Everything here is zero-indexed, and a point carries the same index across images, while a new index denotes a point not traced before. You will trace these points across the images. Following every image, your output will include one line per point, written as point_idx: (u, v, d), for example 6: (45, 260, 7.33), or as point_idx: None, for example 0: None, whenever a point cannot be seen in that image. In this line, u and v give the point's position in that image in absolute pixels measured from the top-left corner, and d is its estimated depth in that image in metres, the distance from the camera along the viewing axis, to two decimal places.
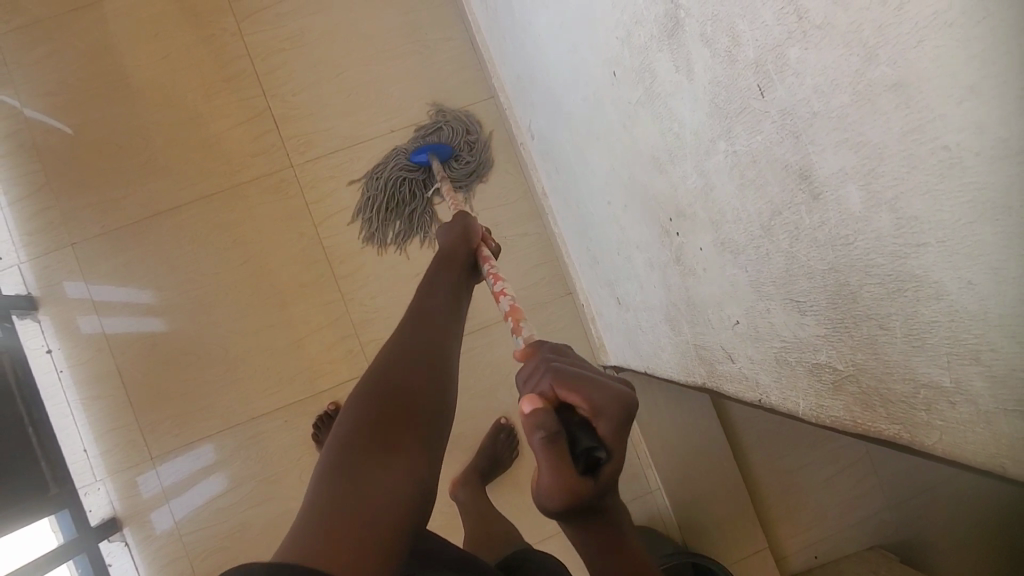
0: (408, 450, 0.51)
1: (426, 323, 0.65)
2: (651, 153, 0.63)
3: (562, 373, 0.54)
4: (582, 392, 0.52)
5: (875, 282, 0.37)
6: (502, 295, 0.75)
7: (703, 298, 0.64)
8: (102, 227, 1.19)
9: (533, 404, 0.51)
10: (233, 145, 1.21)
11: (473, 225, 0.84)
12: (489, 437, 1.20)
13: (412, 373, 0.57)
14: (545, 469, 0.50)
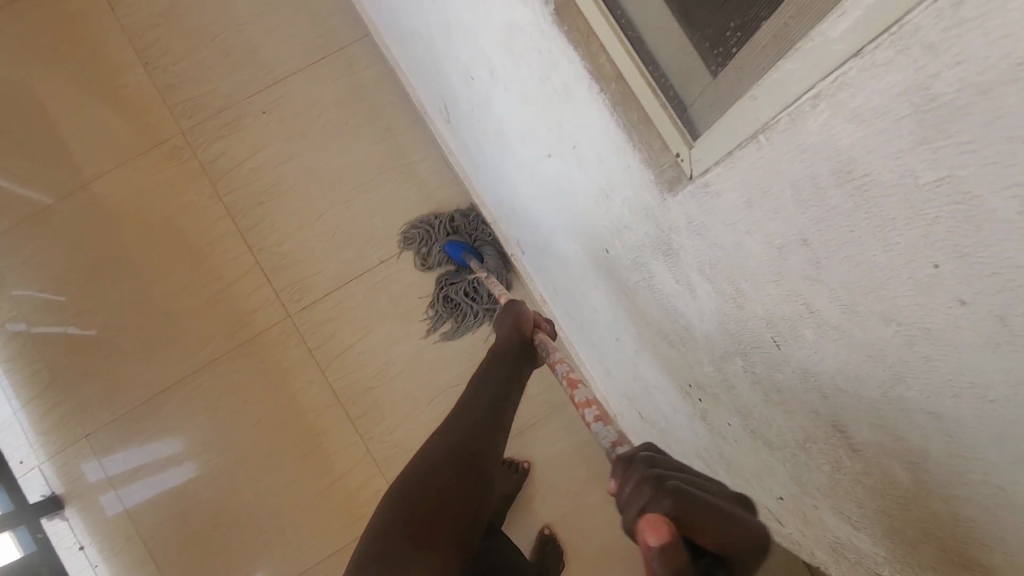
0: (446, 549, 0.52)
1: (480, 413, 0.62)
2: (659, 327, 0.62)
3: (687, 487, 0.37)
4: (708, 523, 0.35)
5: (937, 545, 0.36)
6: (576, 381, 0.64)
7: (739, 461, 0.62)
8: (111, 413, 1.18)
9: (652, 534, 0.34)
10: (227, 307, 1.20)
11: (527, 312, 0.75)
12: (536, 549, 1.16)
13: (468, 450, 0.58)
14: None
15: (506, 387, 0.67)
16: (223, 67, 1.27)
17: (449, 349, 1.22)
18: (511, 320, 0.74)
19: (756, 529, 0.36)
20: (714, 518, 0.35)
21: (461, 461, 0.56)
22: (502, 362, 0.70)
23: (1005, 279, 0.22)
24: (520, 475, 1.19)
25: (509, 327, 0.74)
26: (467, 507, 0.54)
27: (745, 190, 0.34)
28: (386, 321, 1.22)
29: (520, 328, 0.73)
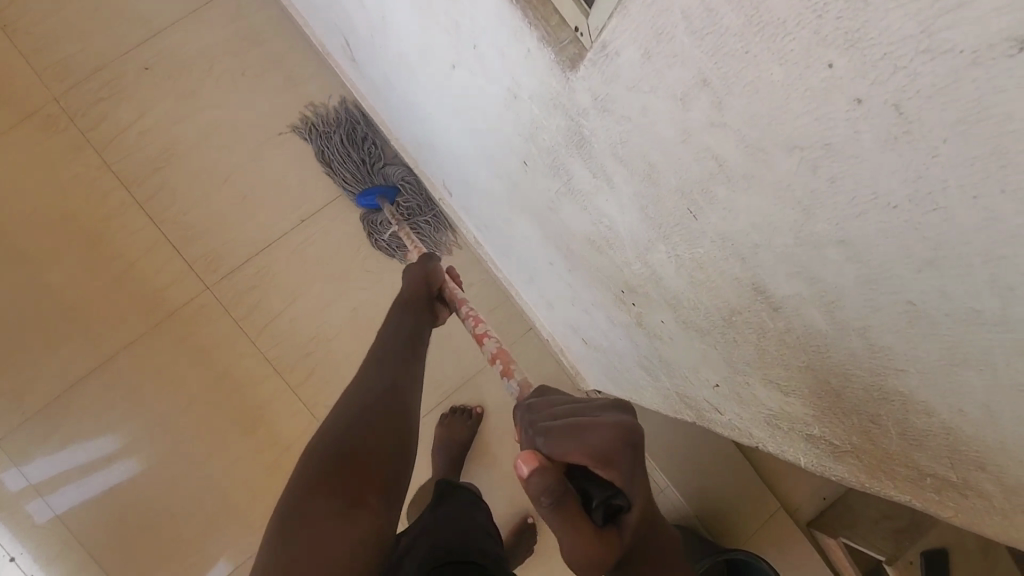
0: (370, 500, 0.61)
1: (394, 372, 0.72)
2: (585, 236, 0.61)
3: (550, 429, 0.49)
4: (578, 456, 0.47)
5: (859, 387, 0.37)
6: (484, 336, 0.74)
7: (676, 359, 0.63)
8: (20, 417, 1.07)
9: (530, 466, 0.46)
10: (137, 285, 1.11)
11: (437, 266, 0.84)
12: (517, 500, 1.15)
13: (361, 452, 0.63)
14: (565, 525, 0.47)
15: (405, 345, 0.76)
16: (91, 21, 1.13)
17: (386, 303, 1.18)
18: (421, 270, 0.84)
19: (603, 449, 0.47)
20: (569, 447, 0.47)
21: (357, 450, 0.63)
22: (411, 312, 0.81)
23: (896, 58, 0.21)
24: (476, 421, 1.15)
25: (417, 274, 0.84)
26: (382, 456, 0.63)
27: (641, 40, 0.32)
28: (315, 282, 1.16)
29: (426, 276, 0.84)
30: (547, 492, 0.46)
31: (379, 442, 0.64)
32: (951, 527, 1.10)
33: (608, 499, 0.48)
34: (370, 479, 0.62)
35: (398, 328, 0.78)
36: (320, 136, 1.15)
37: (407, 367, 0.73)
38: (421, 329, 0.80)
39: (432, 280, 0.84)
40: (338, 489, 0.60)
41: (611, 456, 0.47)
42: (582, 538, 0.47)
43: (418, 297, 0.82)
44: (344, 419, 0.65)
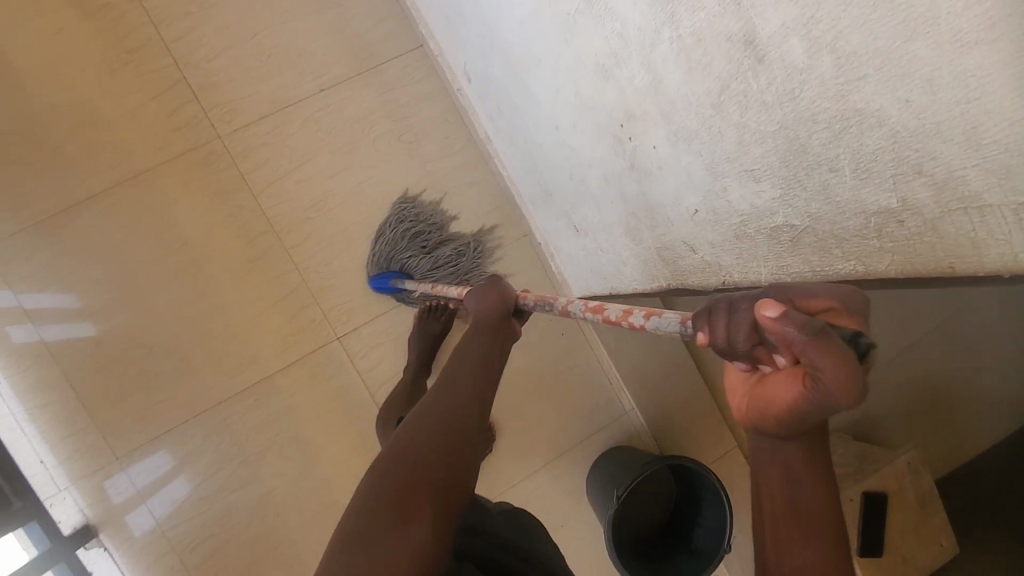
0: (425, 523, 0.50)
1: (468, 399, 0.58)
2: (595, 62, 0.65)
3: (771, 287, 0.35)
4: (821, 298, 0.34)
5: (825, 128, 0.41)
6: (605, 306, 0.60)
7: (661, 197, 0.67)
8: (17, 224, 1.10)
9: (775, 309, 0.33)
10: (151, 121, 1.14)
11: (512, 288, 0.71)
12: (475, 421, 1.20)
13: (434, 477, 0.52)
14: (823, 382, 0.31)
15: (485, 361, 0.63)
16: None
17: (389, 184, 1.22)
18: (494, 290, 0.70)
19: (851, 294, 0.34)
20: (816, 295, 0.34)
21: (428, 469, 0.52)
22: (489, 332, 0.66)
23: None
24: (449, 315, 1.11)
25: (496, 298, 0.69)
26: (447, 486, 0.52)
27: None
28: (324, 151, 1.20)
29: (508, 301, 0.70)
30: (812, 333, 0.31)
31: (447, 473, 0.53)
32: (896, 476, 1.12)
33: (858, 341, 0.32)
34: (434, 510, 0.51)
35: (476, 344, 0.64)
36: (407, 216, 1.20)
37: (486, 388, 0.60)
38: (501, 348, 0.66)
39: (508, 299, 0.70)
40: (397, 504, 0.49)
41: (855, 301, 0.34)
42: (840, 376, 0.31)
43: (497, 320, 0.68)
44: (416, 436, 0.54)
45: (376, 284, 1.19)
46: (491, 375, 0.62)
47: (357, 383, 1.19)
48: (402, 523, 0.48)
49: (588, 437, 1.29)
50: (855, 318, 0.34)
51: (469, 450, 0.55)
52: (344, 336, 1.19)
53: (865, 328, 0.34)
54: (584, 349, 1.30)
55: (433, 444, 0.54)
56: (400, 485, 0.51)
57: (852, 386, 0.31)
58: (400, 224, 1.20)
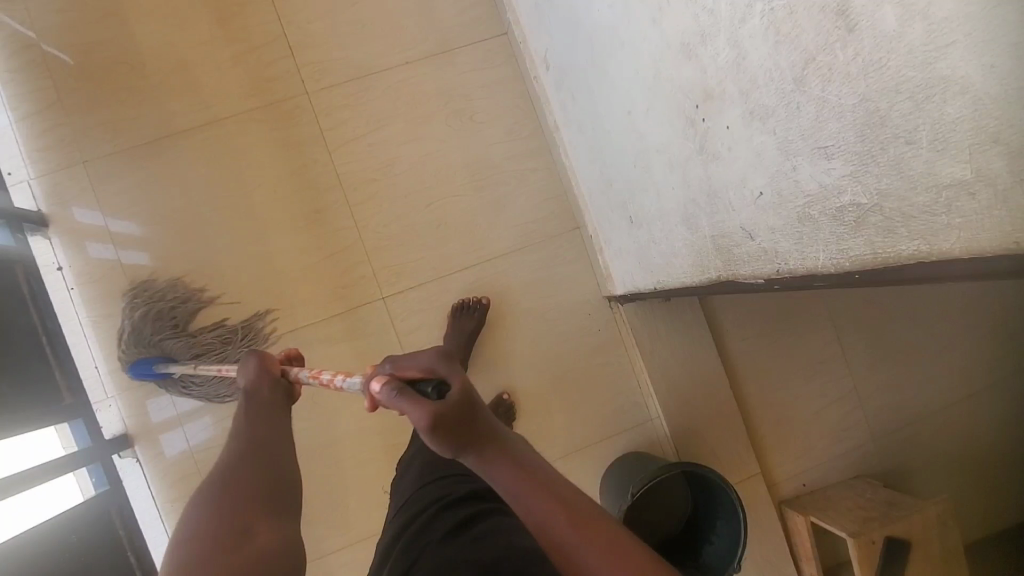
0: (266, 529, 0.54)
1: (260, 426, 0.67)
2: (681, 42, 0.68)
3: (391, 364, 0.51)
4: (410, 363, 0.50)
5: (907, 98, 0.42)
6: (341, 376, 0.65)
7: (725, 181, 0.68)
8: (113, 147, 1.19)
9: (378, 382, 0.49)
10: (247, 69, 1.22)
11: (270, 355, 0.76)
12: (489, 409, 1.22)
13: (250, 488, 0.58)
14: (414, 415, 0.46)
15: (272, 408, 0.71)
16: None
17: (454, 160, 1.26)
18: (258, 368, 0.74)
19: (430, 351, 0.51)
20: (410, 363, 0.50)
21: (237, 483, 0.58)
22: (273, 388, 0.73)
23: None
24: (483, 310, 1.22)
25: (254, 368, 0.74)
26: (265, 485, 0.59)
27: None
28: (398, 119, 1.25)
29: (264, 363, 0.75)
30: (394, 389, 0.47)
31: (260, 479, 0.59)
32: (923, 525, 1.11)
33: (436, 384, 0.48)
34: (261, 511, 0.56)
35: (252, 413, 0.69)
36: (140, 311, 1.16)
37: (276, 425, 0.68)
38: (282, 401, 0.74)
39: (271, 368, 0.75)
40: (239, 518, 0.54)
41: (434, 363, 0.50)
42: (421, 411, 0.46)
43: (265, 382, 0.73)
44: (229, 467, 0.61)
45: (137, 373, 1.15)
46: (272, 413, 0.70)
47: (394, 344, 1.24)
48: (241, 534, 0.52)
49: (609, 438, 1.29)
50: (441, 367, 0.50)
51: (284, 463, 0.63)
52: (389, 297, 1.24)
53: (449, 372, 0.49)
54: (618, 348, 1.29)
55: (254, 468, 0.61)
56: (229, 506, 0.55)
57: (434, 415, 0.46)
58: (148, 321, 1.16)
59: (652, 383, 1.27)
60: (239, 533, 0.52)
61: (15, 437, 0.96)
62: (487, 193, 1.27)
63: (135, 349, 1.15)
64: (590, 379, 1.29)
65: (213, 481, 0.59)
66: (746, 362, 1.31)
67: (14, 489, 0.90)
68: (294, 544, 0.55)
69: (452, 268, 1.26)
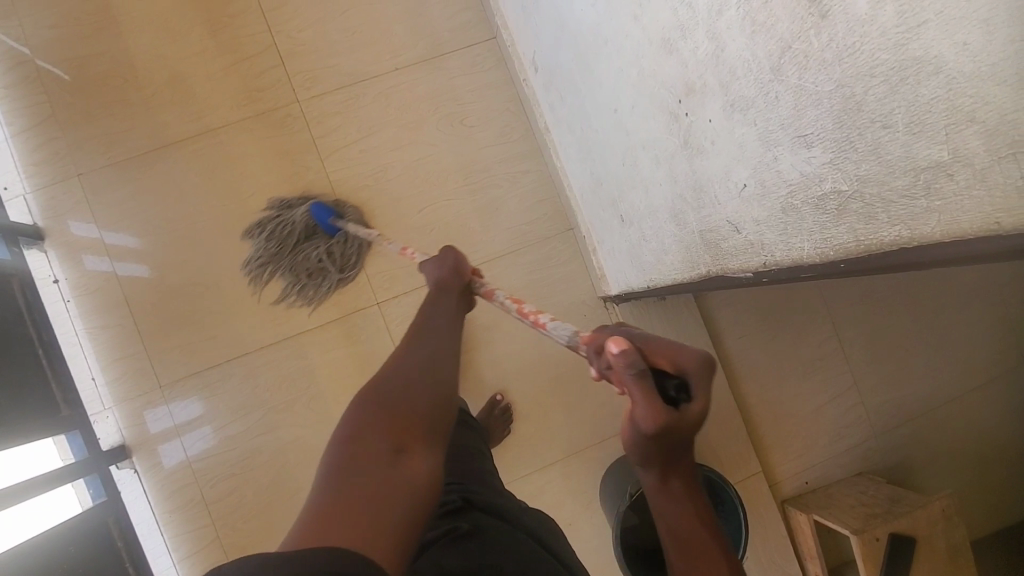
0: (421, 450, 0.47)
1: (439, 341, 0.60)
2: (662, 37, 0.68)
3: (642, 333, 0.42)
4: (664, 352, 0.39)
5: (881, 81, 0.41)
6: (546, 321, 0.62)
7: (710, 175, 0.68)
8: (108, 159, 1.20)
9: (618, 343, 0.39)
10: (239, 79, 1.23)
11: (463, 259, 0.80)
12: (485, 409, 1.22)
13: (403, 403, 0.50)
14: (636, 402, 0.38)
15: (447, 317, 0.67)
16: None
17: (447, 164, 1.27)
18: (446, 262, 0.78)
19: (696, 352, 0.38)
20: (667, 350, 0.39)
21: (407, 393, 0.51)
22: (449, 291, 0.74)
23: None
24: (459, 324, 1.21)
25: (449, 266, 0.77)
26: (429, 408, 0.51)
27: None
28: (390, 126, 1.26)
29: (455, 268, 0.78)
30: (632, 368, 0.38)
31: (428, 401, 0.51)
32: (928, 520, 1.10)
33: (679, 392, 0.39)
34: (416, 433, 0.48)
35: (440, 307, 0.69)
36: None
37: (441, 335, 0.61)
38: (460, 308, 0.74)
39: (462, 273, 0.78)
40: (392, 431, 0.47)
41: (687, 362, 0.39)
42: (645, 411, 0.38)
43: (448, 287, 0.75)
44: (395, 371, 0.54)
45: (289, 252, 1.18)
46: (453, 327, 0.65)
47: (390, 349, 1.22)
48: (394, 452, 0.45)
49: (608, 439, 1.27)
50: (695, 378, 0.39)
51: (446, 375, 0.56)
52: (384, 301, 1.23)
53: (699, 381, 0.38)
54: None
55: (420, 373, 0.54)
56: (380, 418, 0.48)
57: (666, 420, 0.38)
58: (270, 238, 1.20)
59: None
60: (391, 449, 0.45)
61: (11, 449, 0.97)
62: (480, 196, 1.27)
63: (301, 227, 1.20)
64: (588, 379, 1.28)
65: (374, 384, 0.52)
66: (745, 359, 1.30)
67: (11, 498, 0.91)
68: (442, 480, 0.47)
69: None
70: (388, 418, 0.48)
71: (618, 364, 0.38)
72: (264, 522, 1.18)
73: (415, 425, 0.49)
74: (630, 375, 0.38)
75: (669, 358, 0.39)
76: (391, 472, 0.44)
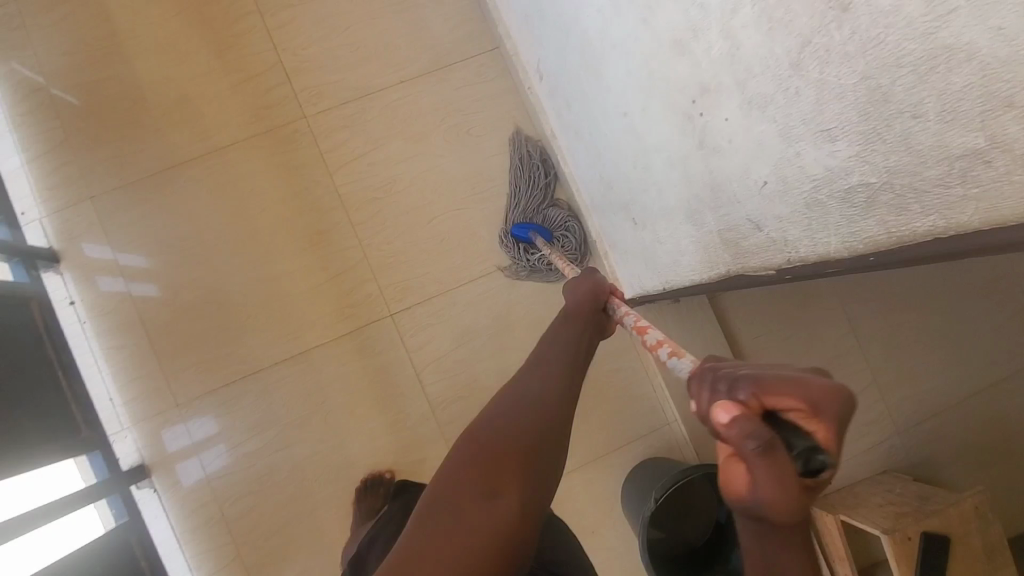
0: (517, 492, 0.47)
1: (567, 379, 0.60)
2: (672, 37, 0.67)
3: (759, 374, 0.38)
4: (790, 394, 0.36)
5: (908, 71, 0.41)
6: (652, 338, 0.69)
7: (727, 174, 0.67)
8: (119, 181, 1.21)
9: (727, 413, 0.37)
10: (247, 97, 1.23)
11: (604, 285, 0.81)
12: None
13: (506, 442, 0.50)
14: (759, 476, 0.35)
15: (574, 343, 0.68)
16: None
17: (456, 173, 1.26)
18: (588, 284, 0.81)
19: (827, 395, 0.35)
20: (788, 395, 0.36)
21: (512, 431, 0.51)
22: (583, 317, 0.76)
23: None
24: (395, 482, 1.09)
25: (585, 289, 0.80)
26: (539, 454, 0.50)
27: None
28: (397, 137, 1.25)
29: (595, 292, 0.80)
30: (756, 441, 0.35)
31: (535, 440, 0.51)
32: (960, 518, 1.08)
33: (808, 457, 0.35)
34: (512, 472, 0.48)
35: (568, 332, 0.71)
36: None
37: (572, 368, 0.63)
38: (594, 331, 0.75)
39: (600, 295, 0.80)
40: (492, 468, 0.48)
41: (824, 403, 0.36)
42: (774, 490, 0.35)
43: (584, 308, 0.77)
44: (509, 403, 0.55)
45: (518, 232, 1.21)
46: (578, 360, 0.66)
47: (405, 361, 1.22)
48: (487, 496, 0.46)
49: (627, 444, 1.27)
50: (824, 424, 0.36)
51: (563, 414, 0.55)
52: (398, 313, 1.23)
53: (835, 436, 0.35)
54: (631, 353, 1.29)
55: (531, 409, 0.54)
56: (482, 457, 0.49)
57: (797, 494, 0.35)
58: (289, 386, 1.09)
59: (667, 385, 1.26)
60: (489, 488, 0.47)
61: (30, 471, 0.97)
62: (490, 204, 1.27)
63: (528, 215, 1.24)
64: (606, 384, 1.27)
65: (484, 414, 0.54)
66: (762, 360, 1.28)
67: (34, 522, 0.91)
68: (533, 528, 0.47)
69: (460, 281, 1.24)
70: (494, 456, 0.49)
71: (733, 433, 0.36)
72: (287, 535, 1.18)
73: (516, 465, 0.49)
74: (748, 442, 0.35)
75: (789, 404, 0.36)
76: (477, 517, 0.45)
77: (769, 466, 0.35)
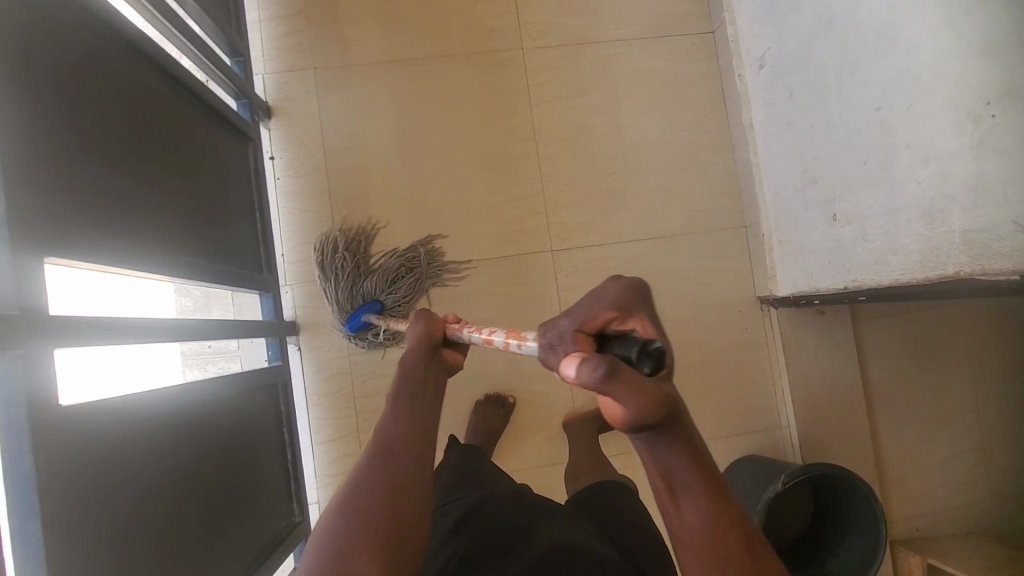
0: None
1: (408, 470, 0.60)
2: (983, 40, 0.70)
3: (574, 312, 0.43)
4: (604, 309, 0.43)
5: None
6: (493, 334, 0.65)
7: (1002, 178, 0.71)
8: (340, 60, 1.29)
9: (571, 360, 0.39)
10: (474, 16, 1.31)
11: (439, 319, 0.77)
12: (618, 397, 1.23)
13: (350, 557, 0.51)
14: (628, 404, 0.37)
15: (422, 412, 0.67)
16: None
17: (643, 138, 1.32)
18: (424, 325, 0.76)
19: (629, 288, 0.43)
20: (603, 311, 0.42)
21: (358, 545, 0.53)
22: (425, 366, 0.73)
23: None
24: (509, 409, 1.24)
25: (422, 334, 0.75)
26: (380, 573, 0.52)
27: None
28: (599, 90, 1.32)
29: (430, 330, 0.76)
30: (601, 365, 0.37)
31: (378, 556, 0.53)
32: None
33: (648, 351, 0.38)
34: None
35: (412, 385, 0.69)
36: None
37: (423, 445, 0.63)
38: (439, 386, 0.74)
39: (433, 334, 0.76)
40: None
41: (629, 304, 0.43)
42: (641, 401, 0.37)
43: (419, 355, 0.74)
44: (359, 513, 0.55)
45: (354, 323, 1.20)
46: (427, 434, 0.65)
47: (552, 297, 1.29)
48: None
49: (734, 435, 1.29)
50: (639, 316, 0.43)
51: (401, 517, 0.56)
52: (557, 251, 1.29)
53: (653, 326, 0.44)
54: (762, 351, 1.30)
55: (377, 523, 0.54)
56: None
57: (659, 400, 0.38)
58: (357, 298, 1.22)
59: (793, 393, 1.27)
60: None
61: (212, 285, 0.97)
62: (667, 175, 1.32)
63: (349, 299, 1.21)
64: (729, 374, 1.30)
65: (334, 519, 0.55)
66: (887, 392, 1.30)
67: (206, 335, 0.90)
68: None
69: (620, 237, 1.30)
70: None
71: (581, 370, 0.37)
72: None
73: None
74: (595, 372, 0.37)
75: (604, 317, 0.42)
76: None
77: (629, 373, 0.37)
